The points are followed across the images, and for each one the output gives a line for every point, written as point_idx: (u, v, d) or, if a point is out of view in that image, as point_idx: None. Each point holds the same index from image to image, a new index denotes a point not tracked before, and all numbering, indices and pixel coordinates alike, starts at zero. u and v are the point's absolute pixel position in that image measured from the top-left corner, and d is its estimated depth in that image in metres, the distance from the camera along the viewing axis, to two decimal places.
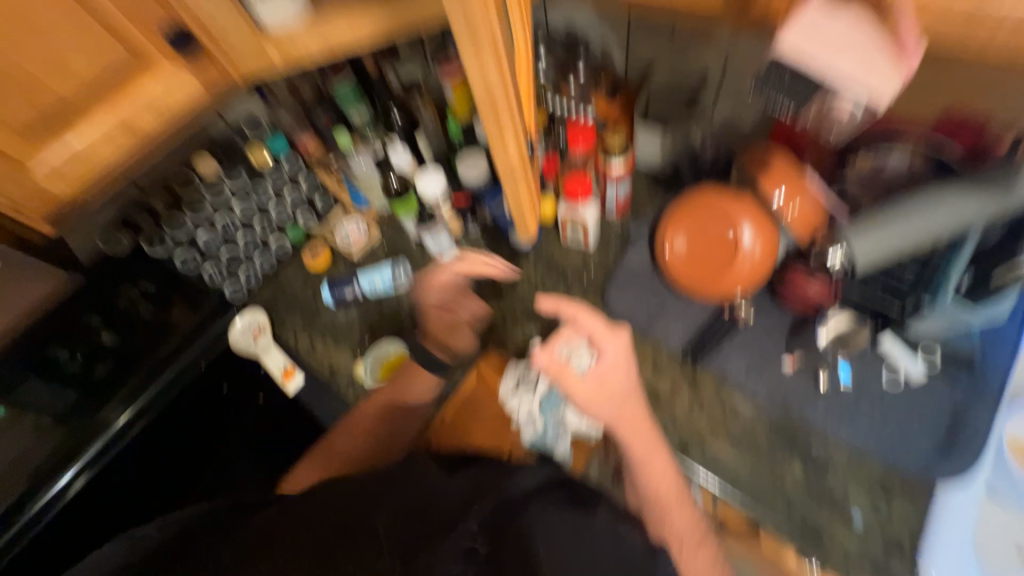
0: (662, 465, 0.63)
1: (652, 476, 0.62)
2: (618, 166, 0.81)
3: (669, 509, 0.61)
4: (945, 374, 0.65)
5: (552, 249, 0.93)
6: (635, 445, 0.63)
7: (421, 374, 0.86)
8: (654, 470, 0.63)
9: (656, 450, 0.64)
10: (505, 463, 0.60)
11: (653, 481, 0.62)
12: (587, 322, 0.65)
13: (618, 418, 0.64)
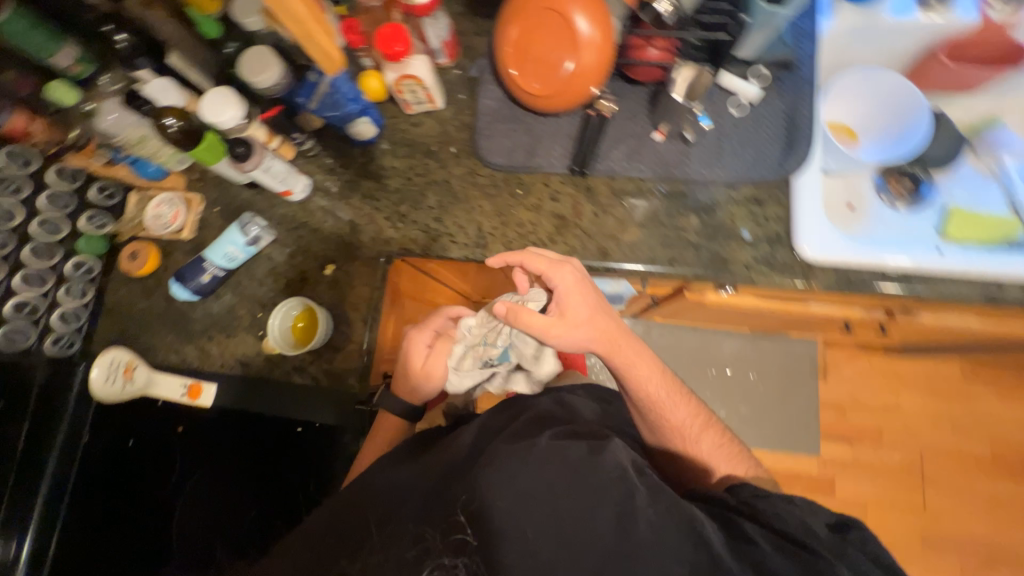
0: (649, 365, 0.70)
1: (645, 385, 0.70)
2: (425, 1, 0.68)
3: (661, 398, 0.71)
4: (775, 85, 0.72)
5: (404, 128, 0.83)
6: (623, 359, 0.67)
7: (336, 317, 0.78)
8: (646, 379, 0.69)
9: (644, 359, 0.69)
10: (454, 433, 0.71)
11: (639, 389, 0.70)
12: (529, 262, 0.65)
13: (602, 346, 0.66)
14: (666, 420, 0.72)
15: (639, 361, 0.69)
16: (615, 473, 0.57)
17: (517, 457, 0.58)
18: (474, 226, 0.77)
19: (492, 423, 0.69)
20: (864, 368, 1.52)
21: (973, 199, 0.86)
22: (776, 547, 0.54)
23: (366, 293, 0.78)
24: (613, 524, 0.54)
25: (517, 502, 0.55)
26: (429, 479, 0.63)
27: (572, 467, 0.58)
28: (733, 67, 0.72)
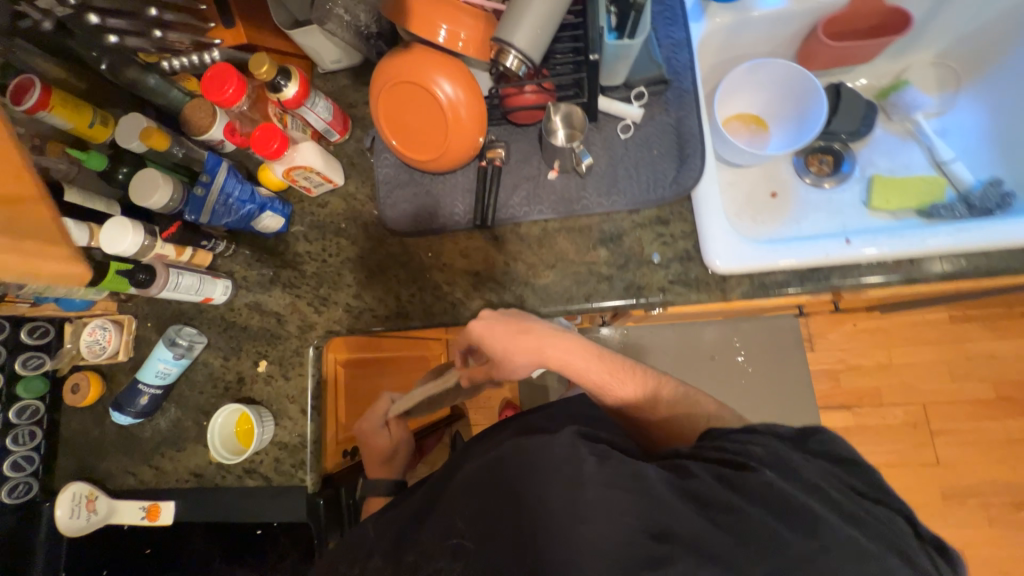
0: (585, 352, 0.67)
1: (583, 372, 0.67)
2: (295, 94, 0.69)
3: (606, 384, 0.67)
4: (656, 101, 0.71)
5: (312, 210, 0.83)
6: (555, 362, 0.66)
7: (276, 412, 0.78)
8: (608, 384, 0.67)
9: (581, 350, 0.67)
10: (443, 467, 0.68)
11: (582, 381, 0.67)
12: None
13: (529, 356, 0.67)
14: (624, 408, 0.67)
15: (574, 351, 0.67)
16: (565, 447, 0.53)
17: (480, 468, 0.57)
18: (393, 297, 0.77)
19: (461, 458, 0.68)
20: (849, 330, 1.48)
21: (894, 164, 0.84)
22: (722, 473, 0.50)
23: (301, 382, 0.78)
24: (564, 490, 0.49)
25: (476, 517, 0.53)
26: (403, 517, 0.61)
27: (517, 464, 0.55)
28: (613, 92, 0.71)
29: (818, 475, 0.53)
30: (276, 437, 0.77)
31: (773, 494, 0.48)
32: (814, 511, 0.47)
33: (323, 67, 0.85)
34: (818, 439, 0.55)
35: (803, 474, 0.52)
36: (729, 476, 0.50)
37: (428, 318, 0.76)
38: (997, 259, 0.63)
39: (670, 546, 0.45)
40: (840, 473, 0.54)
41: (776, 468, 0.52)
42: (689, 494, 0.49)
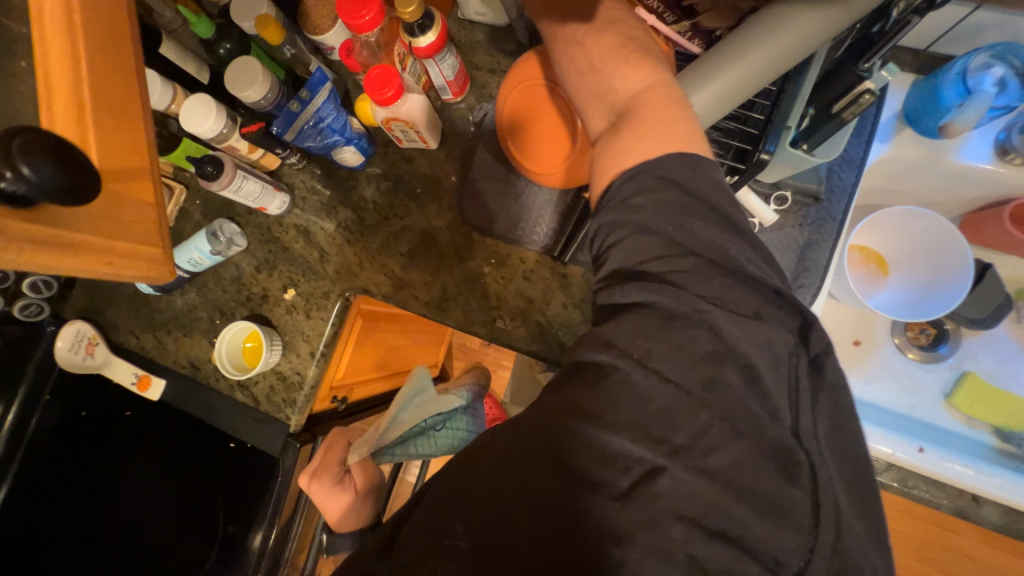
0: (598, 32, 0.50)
1: (591, 63, 0.50)
2: (429, 45, 0.62)
3: (605, 97, 0.50)
4: (795, 212, 0.63)
5: (395, 160, 0.78)
6: (569, 64, 0.52)
7: (287, 344, 0.77)
8: (608, 82, 0.49)
9: (594, 36, 0.50)
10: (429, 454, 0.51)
11: (591, 88, 0.51)
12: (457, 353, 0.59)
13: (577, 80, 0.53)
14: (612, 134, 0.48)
15: (598, 47, 0.50)
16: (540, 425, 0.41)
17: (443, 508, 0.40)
18: (439, 286, 0.74)
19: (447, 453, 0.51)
20: None
21: (997, 370, 0.76)
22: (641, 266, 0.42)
23: (321, 326, 0.77)
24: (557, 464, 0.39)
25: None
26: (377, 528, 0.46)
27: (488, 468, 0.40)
28: (756, 183, 0.63)
29: (719, 298, 0.40)
30: (278, 367, 0.76)
31: (670, 387, 0.39)
32: (708, 380, 0.39)
33: (464, 14, 0.76)
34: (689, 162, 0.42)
35: (716, 328, 0.40)
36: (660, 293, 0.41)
37: (465, 323, 0.72)
38: None
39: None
40: (739, 327, 0.40)
41: (675, 242, 0.41)
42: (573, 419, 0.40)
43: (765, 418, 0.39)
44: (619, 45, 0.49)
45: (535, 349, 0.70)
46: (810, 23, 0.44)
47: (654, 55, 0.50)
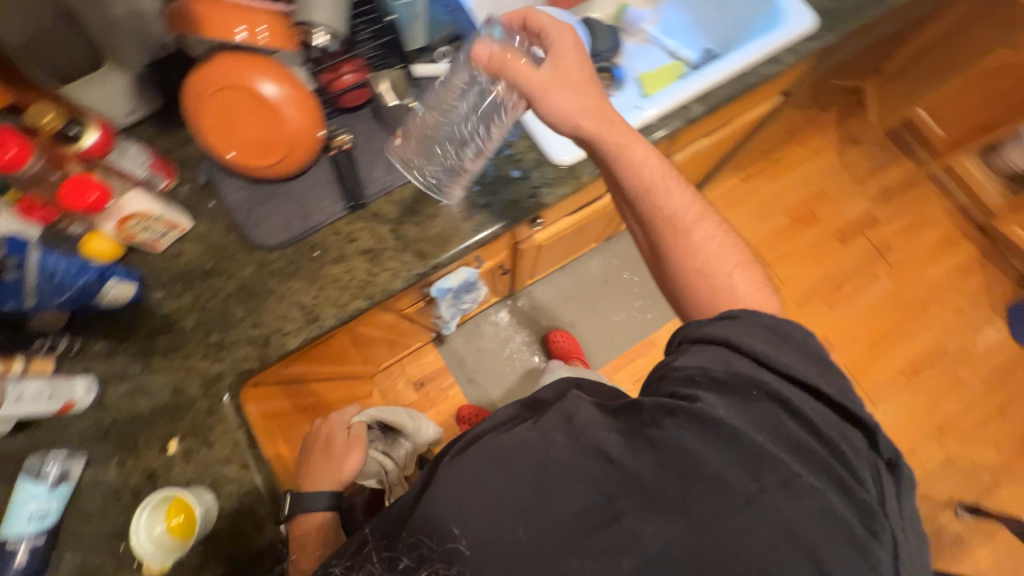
0: (646, 155, 0.68)
1: (625, 152, 0.67)
2: (95, 140, 0.63)
3: (714, 251, 0.69)
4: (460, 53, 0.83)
5: (167, 265, 0.76)
6: (550, 104, 0.66)
7: (213, 483, 0.68)
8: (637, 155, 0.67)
9: (632, 138, 0.68)
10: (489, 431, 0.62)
11: (692, 259, 0.69)
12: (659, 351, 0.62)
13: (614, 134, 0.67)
14: (686, 262, 0.69)
15: (679, 195, 0.70)
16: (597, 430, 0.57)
17: (515, 431, 0.58)
18: (296, 308, 0.74)
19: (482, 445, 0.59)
20: None
21: (645, 66, 1.09)
22: (708, 384, 0.57)
23: (231, 438, 0.70)
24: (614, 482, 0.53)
25: (501, 486, 0.54)
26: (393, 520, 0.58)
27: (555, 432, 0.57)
28: (422, 56, 0.81)
29: (808, 428, 0.56)
30: (226, 507, 0.67)
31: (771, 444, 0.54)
32: (795, 446, 0.55)
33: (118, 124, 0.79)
34: (754, 321, 0.62)
35: (795, 416, 0.56)
36: (722, 331, 0.61)
37: (342, 310, 0.74)
38: (738, 81, 0.88)
39: (625, 510, 0.52)
40: (831, 430, 0.56)
41: (750, 371, 0.58)
42: (653, 446, 0.55)
43: (846, 465, 0.55)
44: (669, 176, 0.70)
45: (406, 275, 0.76)
46: None
47: (739, 250, 0.70)
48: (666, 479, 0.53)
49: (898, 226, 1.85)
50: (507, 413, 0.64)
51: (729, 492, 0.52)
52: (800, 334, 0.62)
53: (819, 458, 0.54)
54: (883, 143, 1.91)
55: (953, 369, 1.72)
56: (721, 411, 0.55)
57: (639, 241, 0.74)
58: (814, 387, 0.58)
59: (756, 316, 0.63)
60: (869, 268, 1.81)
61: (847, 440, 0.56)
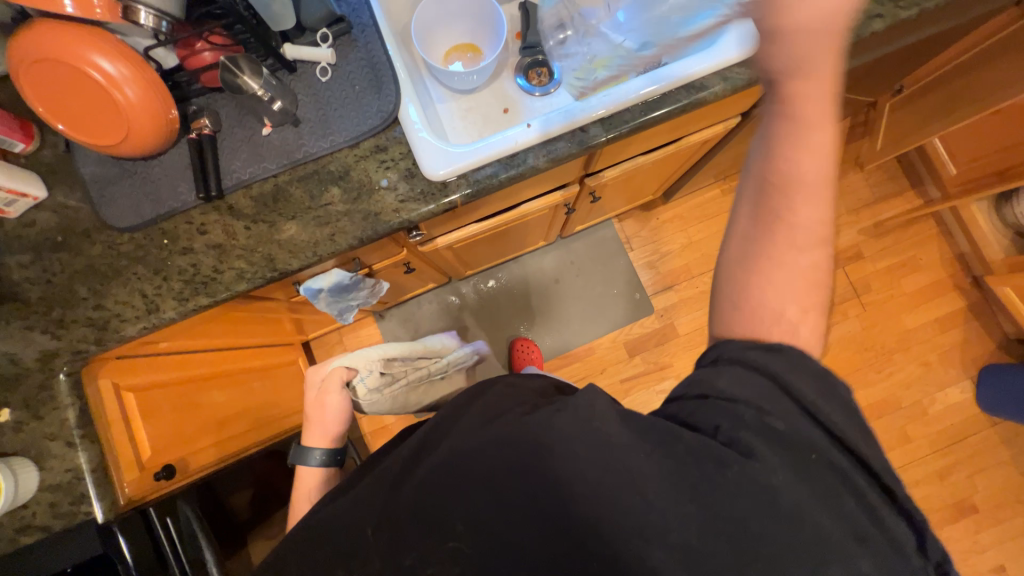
0: (819, 148, 0.49)
1: (801, 135, 0.49)
2: None
3: (800, 280, 0.51)
4: (345, 40, 0.76)
5: (21, 234, 0.75)
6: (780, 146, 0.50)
7: (36, 457, 0.70)
8: (816, 100, 0.48)
9: (801, 133, 0.49)
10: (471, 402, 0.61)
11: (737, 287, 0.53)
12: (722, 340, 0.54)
13: (812, 119, 0.49)
14: (770, 286, 0.51)
15: (806, 199, 0.50)
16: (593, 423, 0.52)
17: (520, 421, 0.55)
18: (138, 296, 0.73)
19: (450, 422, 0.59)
20: (656, 224, 1.72)
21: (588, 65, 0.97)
22: (756, 428, 0.47)
23: (63, 413, 0.71)
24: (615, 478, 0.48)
25: (503, 463, 0.51)
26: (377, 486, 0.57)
27: (563, 428, 0.52)
28: (301, 39, 0.75)
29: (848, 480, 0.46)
30: (48, 479, 0.70)
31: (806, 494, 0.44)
32: (827, 500, 0.45)
33: None
34: (823, 384, 0.49)
35: (836, 455, 0.47)
36: (763, 356, 0.50)
37: (183, 305, 0.73)
38: (641, 109, 0.77)
39: (659, 548, 0.45)
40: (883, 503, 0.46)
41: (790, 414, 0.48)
42: (693, 463, 0.47)
43: (868, 519, 0.45)
44: (811, 178, 0.50)
45: (252, 277, 0.73)
46: None
47: (823, 290, 0.52)
48: (688, 521, 0.45)
49: (882, 264, 1.72)
50: (502, 393, 0.61)
51: (765, 530, 0.44)
52: (843, 390, 0.50)
53: (860, 515, 0.45)
54: (887, 172, 1.75)
55: (902, 423, 1.64)
56: (753, 416, 0.48)
57: (737, 224, 0.54)
58: (863, 456, 0.47)
59: (798, 356, 0.49)
60: (839, 305, 1.70)
61: (888, 509, 0.46)
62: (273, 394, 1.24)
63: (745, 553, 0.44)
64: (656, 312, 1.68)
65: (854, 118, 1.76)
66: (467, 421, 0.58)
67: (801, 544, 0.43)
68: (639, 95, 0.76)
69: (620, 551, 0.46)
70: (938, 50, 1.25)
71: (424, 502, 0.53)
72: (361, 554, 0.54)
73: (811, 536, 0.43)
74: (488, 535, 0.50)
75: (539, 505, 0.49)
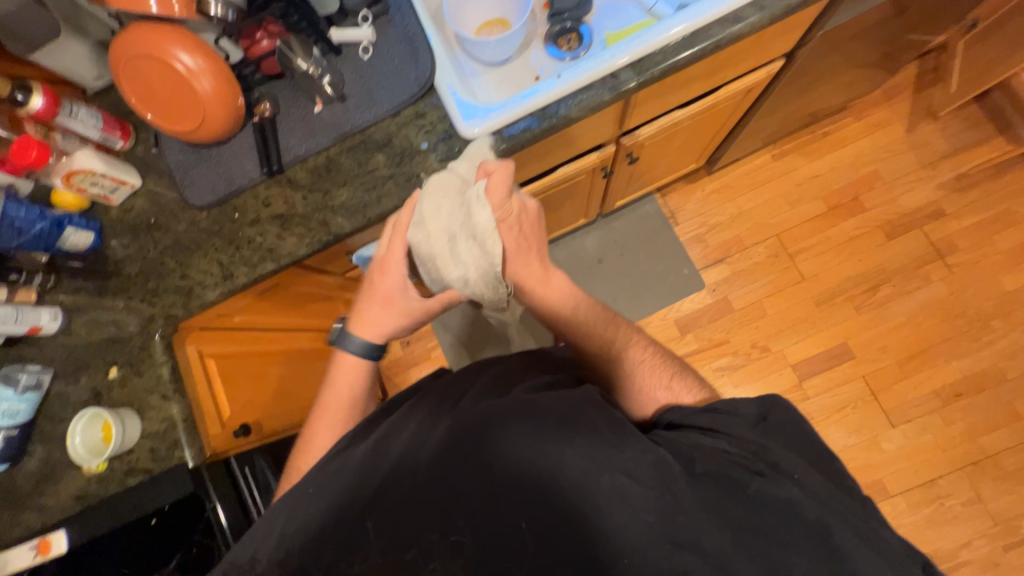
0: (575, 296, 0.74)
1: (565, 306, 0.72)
2: (38, 102, 0.73)
3: (642, 366, 0.71)
4: (382, 19, 0.82)
5: (121, 217, 0.86)
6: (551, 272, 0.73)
7: (139, 409, 0.80)
8: (523, 266, 0.70)
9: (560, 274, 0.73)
10: (489, 387, 0.63)
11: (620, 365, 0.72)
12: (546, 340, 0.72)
13: (531, 259, 0.70)
14: (634, 383, 0.70)
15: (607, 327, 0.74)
16: (620, 429, 0.56)
17: (541, 394, 0.60)
18: (216, 264, 0.82)
19: (471, 401, 0.60)
20: (702, 196, 1.65)
21: (617, 22, 0.98)
22: (748, 454, 0.55)
23: (160, 369, 0.81)
24: (648, 481, 0.51)
25: (525, 461, 0.53)
26: (396, 461, 0.56)
27: (593, 411, 0.57)
28: (345, 21, 0.82)
29: (850, 506, 0.52)
30: (148, 427, 0.80)
31: (813, 505, 0.50)
32: (837, 514, 0.50)
33: (90, 87, 0.89)
34: (784, 426, 0.60)
35: (816, 475, 0.54)
36: (709, 418, 0.60)
37: (253, 271, 0.81)
38: (674, 50, 0.77)
39: (692, 554, 0.47)
40: (883, 529, 0.52)
41: (768, 447, 0.56)
42: (712, 480, 0.52)
43: (868, 523, 0.51)
44: (596, 307, 0.74)
45: (310, 242, 0.80)
46: None
47: (664, 365, 0.72)
48: (722, 531, 0.48)
49: (969, 221, 1.54)
50: (515, 375, 0.66)
51: (784, 534, 0.48)
52: (795, 423, 0.61)
53: (864, 530, 0.50)
54: (968, 118, 1.58)
55: (1009, 397, 1.45)
56: (734, 442, 0.56)
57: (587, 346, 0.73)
58: (851, 493, 0.55)
59: (731, 407, 0.61)
60: (920, 269, 1.54)
61: (873, 513, 0.54)
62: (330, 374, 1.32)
63: (777, 560, 0.47)
64: (707, 288, 1.60)
65: (922, 65, 1.61)
66: (486, 386, 0.63)
67: (828, 555, 0.47)
68: (669, 36, 0.76)
69: (648, 560, 0.47)
70: None
71: (444, 473, 0.54)
72: (381, 526, 0.53)
73: (834, 546, 0.47)
74: (505, 534, 0.51)
75: (562, 507, 0.51)
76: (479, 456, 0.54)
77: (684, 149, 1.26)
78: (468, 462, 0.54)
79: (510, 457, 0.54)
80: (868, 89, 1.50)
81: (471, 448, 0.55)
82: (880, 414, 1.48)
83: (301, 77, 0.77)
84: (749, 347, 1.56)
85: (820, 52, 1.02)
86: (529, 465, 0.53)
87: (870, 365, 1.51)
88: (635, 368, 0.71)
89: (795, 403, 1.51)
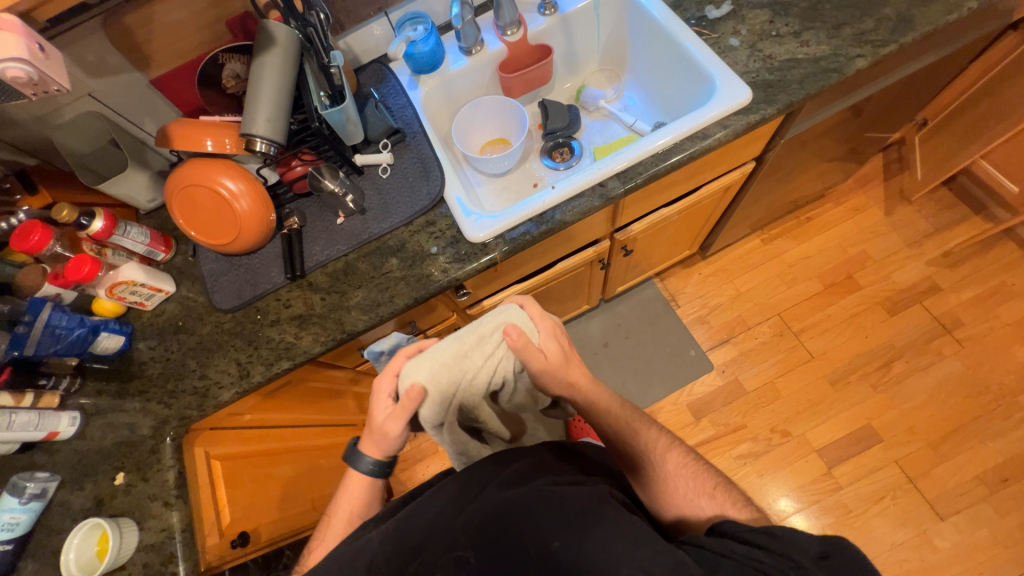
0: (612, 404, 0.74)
1: (603, 415, 0.73)
2: (99, 225, 0.82)
3: (680, 471, 0.69)
4: (399, 145, 0.96)
5: (151, 321, 0.92)
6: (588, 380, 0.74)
7: (139, 518, 0.78)
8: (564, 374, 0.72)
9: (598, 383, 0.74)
10: (510, 475, 0.62)
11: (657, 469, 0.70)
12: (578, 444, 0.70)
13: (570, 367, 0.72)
14: (669, 487, 0.68)
15: (645, 429, 0.74)
16: (642, 530, 0.52)
17: (563, 487, 0.58)
18: (233, 364, 0.86)
19: (493, 491, 0.59)
20: (699, 278, 1.71)
21: (604, 138, 1.12)
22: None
23: (165, 473, 0.81)
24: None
25: (541, 557, 0.50)
26: (406, 557, 0.54)
27: (613, 512, 0.54)
28: (368, 148, 0.95)
29: None
30: (145, 538, 0.77)
31: None
32: None
33: (143, 208, 1.00)
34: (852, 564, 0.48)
35: None
36: (763, 539, 0.50)
37: (268, 369, 0.84)
38: (653, 161, 0.88)
39: None
40: None
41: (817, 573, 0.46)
42: None
43: None
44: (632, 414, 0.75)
45: (325, 340, 0.84)
46: (273, 59, 0.80)
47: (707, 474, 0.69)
48: None
49: (967, 295, 1.56)
50: (538, 462, 0.65)
51: None
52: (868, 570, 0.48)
53: None
54: (942, 201, 1.68)
55: None
56: (773, 558, 0.48)
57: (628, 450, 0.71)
58: None
59: (794, 534, 0.50)
60: (929, 344, 1.53)
61: None
62: (334, 472, 1.28)
63: None
64: (716, 369, 1.59)
65: (887, 156, 1.76)
66: (511, 475, 0.62)
67: None
68: (644, 152, 0.87)
69: None
70: (947, 81, 1.30)
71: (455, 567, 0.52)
72: None
73: None
74: None
75: None
76: (494, 548, 0.52)
77: (676, 238, 1.35)
78: (484, 556, 0.52)
79: (524, 552, 0.51)
80: (841, 178, 1.63)
81: (487, 540, 0.53)
82: (924, 504, 1.36)
83: (328, 195, 0.88)
84: (769, 432, 1.49)
85: (787, 154, 1.14)
86: (545, 560, 0.50)
87: (900, 448, 1.43)
88: (674, 474, 0.69)
89: (828, 494, 1.40)
